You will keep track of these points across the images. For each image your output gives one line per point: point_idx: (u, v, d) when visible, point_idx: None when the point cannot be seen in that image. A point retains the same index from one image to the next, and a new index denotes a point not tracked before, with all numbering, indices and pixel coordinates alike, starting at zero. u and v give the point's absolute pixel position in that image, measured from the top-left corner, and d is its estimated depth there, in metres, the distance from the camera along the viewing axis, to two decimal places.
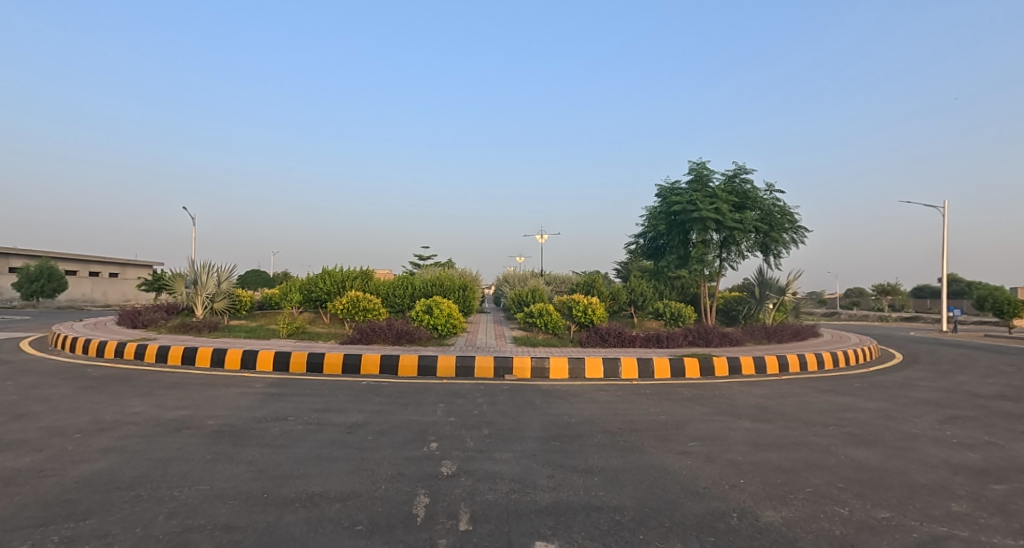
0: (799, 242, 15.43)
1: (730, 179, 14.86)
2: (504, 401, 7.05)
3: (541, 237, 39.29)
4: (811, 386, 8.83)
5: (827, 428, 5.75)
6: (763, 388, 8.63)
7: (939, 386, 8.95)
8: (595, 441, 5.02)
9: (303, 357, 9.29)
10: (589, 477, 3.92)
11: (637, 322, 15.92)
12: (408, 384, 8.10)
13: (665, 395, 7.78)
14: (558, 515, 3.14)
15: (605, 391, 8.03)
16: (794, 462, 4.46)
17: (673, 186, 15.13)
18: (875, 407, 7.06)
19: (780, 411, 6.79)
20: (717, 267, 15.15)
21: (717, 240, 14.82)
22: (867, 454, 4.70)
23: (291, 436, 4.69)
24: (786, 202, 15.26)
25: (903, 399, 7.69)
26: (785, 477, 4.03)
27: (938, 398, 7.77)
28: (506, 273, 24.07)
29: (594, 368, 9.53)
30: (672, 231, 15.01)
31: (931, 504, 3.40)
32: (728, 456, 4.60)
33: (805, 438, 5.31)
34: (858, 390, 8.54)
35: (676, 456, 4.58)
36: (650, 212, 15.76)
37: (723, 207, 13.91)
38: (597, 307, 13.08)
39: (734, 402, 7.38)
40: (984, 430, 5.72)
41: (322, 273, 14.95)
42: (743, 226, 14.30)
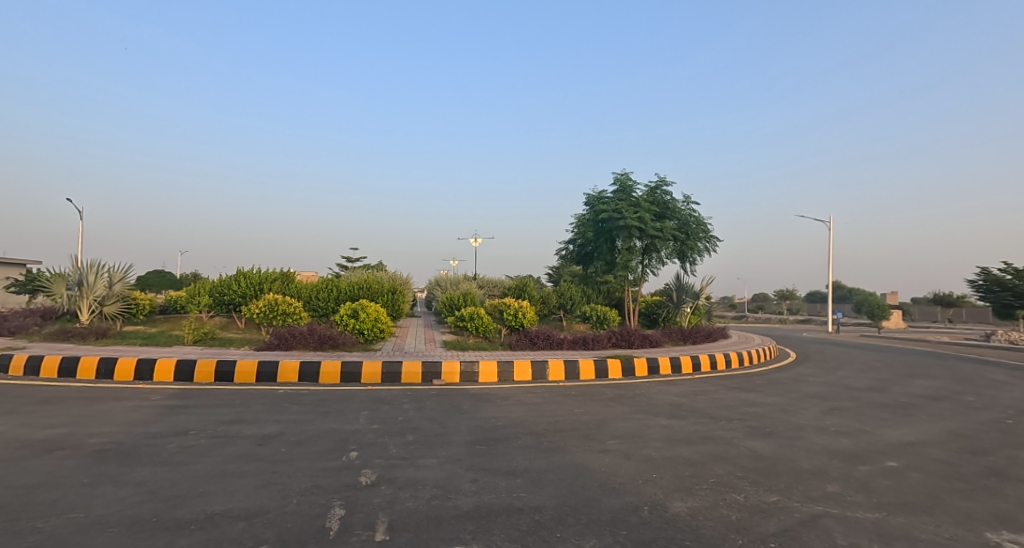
0: (712, 251, 16.57)
1: (652, 190, 15.69)
2: (431, 406, 6.95)
3: (473, 240, 39.15)
4: (720, 384, 9.52)
5: (730, 422, 6.22)
6: (678, 386, 9.19)
7: (824, 380, 10.01)
8: (520, 443, 5.09)
9: (210, 365, 8.62)
10: (512, 478, 3.96)
11: (565, 325, 16.31)
12: (329, 391, 7.77)
13: (590, 396, 8.05)
14: (478, 518, 3.14)
15: (532, 394, 8.15)
16: (701, 454, 4.79)
17: (600, 194, 15.75)
18: (772, 401, 7.74)
19: (692, 407, 7.26)
20: (641, 272, 15.87)
21: (641, 247, 15.52)
22: (763, 444, 5.14)
23: (192, 452, 4.32)
24: (701, 213, 16.32)
25: (794, 393, 8.53)
26: (692, 469, 4.31)
27: (823, 392, 8.69)
28: (438, 276, 23.92)
29: (523, 371, 9.68)
30: (599, 239, 15.58)
31: (812, 486, 3.78)
32: (644, 453, 4.84)
33: (712, 432, 5.71)
34: (758, 386, 9.34)
35: (596, 454, 4.73)
36: (579, 219, 16.26)
37: (646, 216, 14.67)
38: (528, 310, 13.25)
39: (652, 400, 7.78)
40: (859, 419, 6.45)
41: (236, 274, 13.93)
42: (664, 235, 15.13)
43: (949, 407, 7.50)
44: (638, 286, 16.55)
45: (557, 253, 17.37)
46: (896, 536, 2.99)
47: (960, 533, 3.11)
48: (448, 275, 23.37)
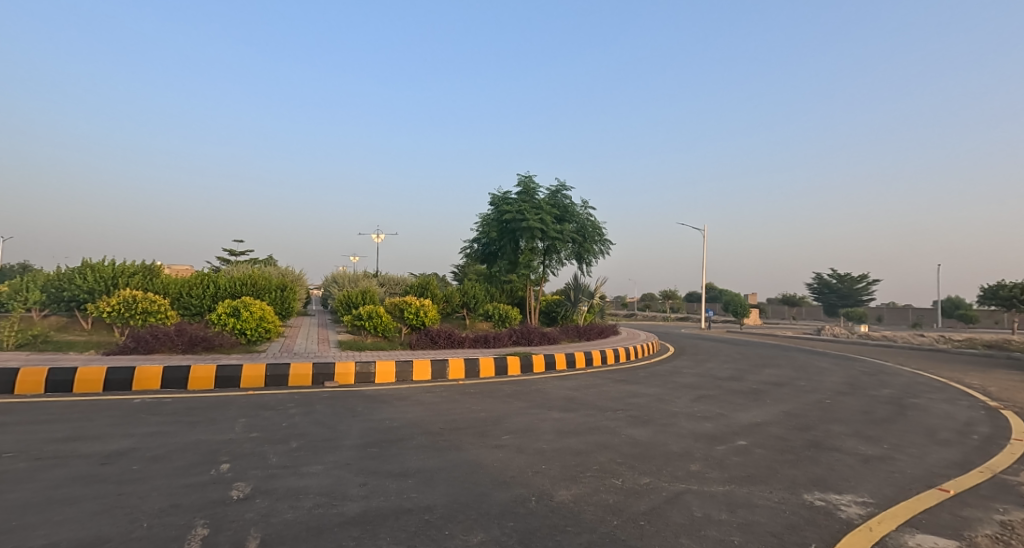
0: (606, 253, 17.56)
1: (553, 194, 16.23)
2: (319, 410, 6.54)
3: (374, 236, 37.57)
4: (608, 377, 10.12)
5: (615, 413, 6.63)
6: (571, 381, 9.61)
7: (696, 372, 11.09)
8: (413, 443, 4.98)
9: (42, 374, 7.33)
10: (402, 480, 3.86)
11: (468, 324, 16.27)
12: (200, 398, 6.99)
13: (487, 393, 8.11)
14: (363, 523, 3.01)
15: (429, 393, 8.02)
16: (587, 444, 5.05)
17: (504, 195, 15.95)
18: (652, 392, 8.40)
19: (583, 400, 7.63)
20: (541, 272, 16.35)
21: (542, 247, 15.98)
22: (641, 431, 5.55)
23: (10, 478, 3.63)
24: (598, 218, 17.21)
25: (671, 384, 9.34)
26: (578, 458, 4.52)
27: (695, 382, 9.62)
28: (335, 272, 22.64)
29: (422, 370, 9.49)
30: (503, 238, 15.78)
31: (679, 466, 4.17)
32: (536, 445, 4.98)
33: (599, 422, 6.04)
34: (642, 378, 10.08)
35: (490, 450, 4.77)
36: (483, 218, 16.34)
37: (547, 218, 15.13)
38: (429, 308, 13.01)
39: (547, 395, 8.04)
40: (721, 405, 7.24)
41: (83, 266, 12.00)
42: (563, 237, 15.72)
43: (790, 392, 8.69)
44: (539, 285, 17.05)
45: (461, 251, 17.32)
46: (741, 505, 3.40)
47: (790, 498, 3.63)
48: (345, 272, 22.20)
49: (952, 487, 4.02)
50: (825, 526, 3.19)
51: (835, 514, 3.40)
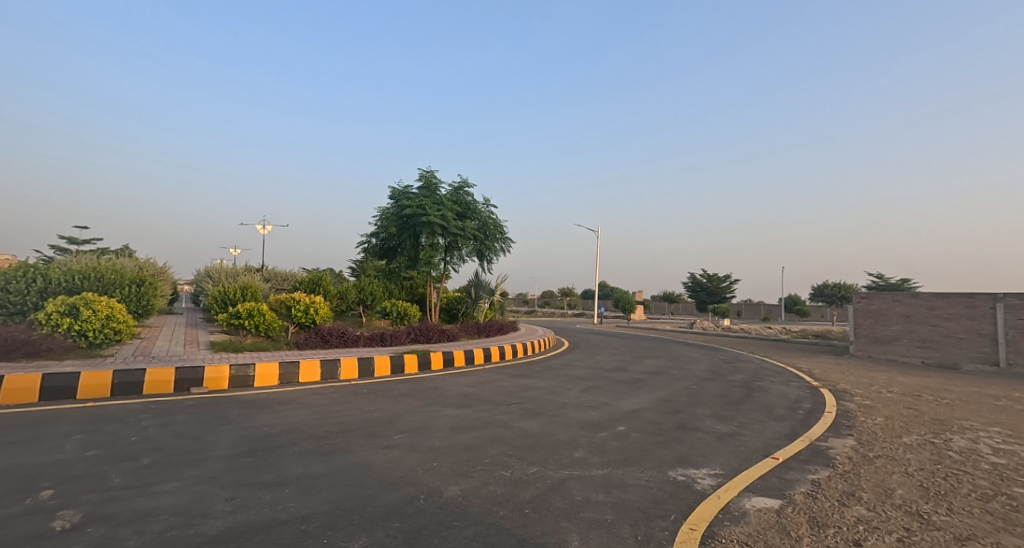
0: (507, 251, 17.90)
1: (455, 190, 16.12)
2: (182, 420, 5.90)
3: (261, 227, 34.55)
4: (505, 372, 10.35)
5: (509, 406, 6.82)
6: (468, 377, 9.67)
7: (586, 364, 11.75)
8: (294, 450, 4.70)
9: None
10: (279, 489, 3.64)
11: (365, 322, 15.63)
12: (26, 414, 5.96)
13: (381, 392, 7.88)
14: (229, 541, 2.80)
15: (317, 395, 7.60)
16: (479, 438, 5.14)
17: (404, 189, 15.54)
18: (545, 385, 8.76)
19: (478, 395, 7.73)
20: (442, 269, 16.21)
21: (443, 244, 15.85)
22: (532, 423, 5.78)
23: None
24: (499, 216, 17.45)
25: (563, 376, 9.81)
26: (469, 453, 4.59)
27: (585, 374, 10.19)
28: (210, 265, 20.46)
29: (310, 371, 8.95)
30: (402, 234, 15.38)
31: (565, 454, 4.41)
32: (428, 443, 4.97)
33: (493, 417, 6.17)
34: (536, 372, 10.46)
35: (379, 451, 4.66)
36: (382, 212, 15.79)
37: (449, 215, 15.02)
38: (321, 306, 12.27)
39: (443, 392, 8.03)
40: (606, 394, 7.77)
41: None
42: (465, 234, 15.71)
43: (666, 380, 9.57)
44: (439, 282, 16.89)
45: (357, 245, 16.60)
46: (616, 486, 3.70)
47: (657, 475, 4.03)
48: (224, 265, 20.18)
49: (781, 455, 4.74)
50: (683, 498, 3.60)
51: (692, 486, 3.85)
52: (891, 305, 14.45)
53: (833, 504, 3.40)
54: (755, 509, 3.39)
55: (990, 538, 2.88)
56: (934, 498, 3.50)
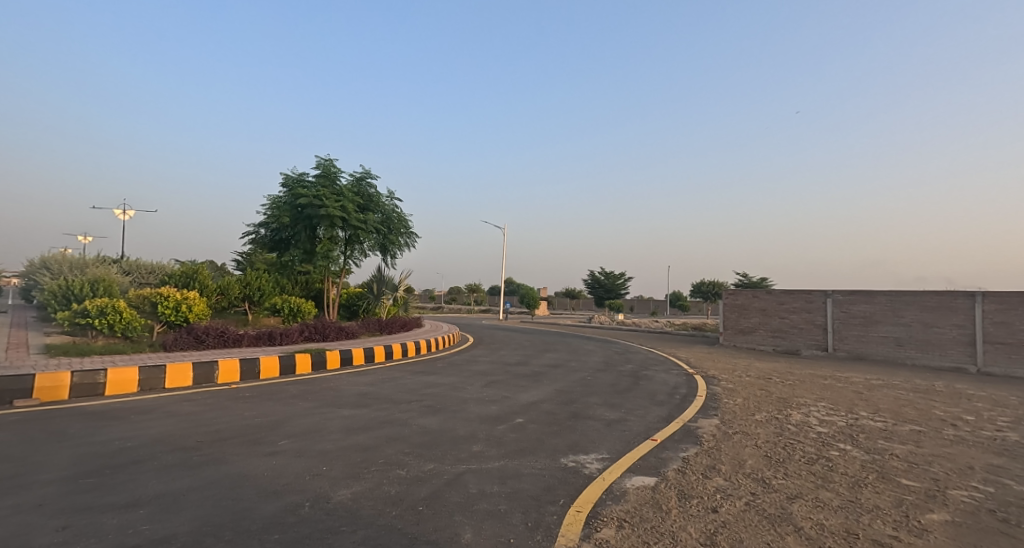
0: (411, 246, 17.55)
1: (356, 180, 15.39)
2: (8, 439, 5.02)
3: (122, 213, 30.34)
4: (406, 370, 10.14)
5: (409, 404, 6.70)
6: (367, 376, 9.34)
7: (489, 359, 11.89)
8: (158, 464, 4.22)
9: None
10: (133, 511, 3.25)
11: (252, 320, 14.36)
12: None
13: (268, 396, 7.33)
14: None
15: (189, 402, 6.89)
16: (375, 438, 5.00)
17: (299, 177, 14.54)
18: (447, 381, 8.72)
19: (377, 394, 7.50)
20: (342, 263, 15.48)
21: (343, 237, 15.12)
22: (431, 420, 5.73)
23: None
24: (404, 210, 17.01)
25: (466, 372, 9.84)
26: (364, 454, 4.45)
27: (488, 369, 10.31)
28: (53, 254, 17.57)
29: (181, 376, 8.07)
30: (297, 225, 14.42)
31: (462, 449, 4.45)
32: (317, 447, 4.73)
33: (391, 415, 6.03)
34: (439, 369, 10.38)
35: (261, 459, 4.34)
36: (273, 201, 14.65)
37: (349, 207, 14.33)
38: (195, 302, 11.09)
39: (338, 392, 7.67)
40: (507, 388, 7.94)
41: None
42: (367, 227, 15.09)
43: (564, 373, 10.00)
44: (339, 276, 16.10)
45: (245, 235, 15.26)
46: (511, 476, 3.81)
47: (550, 463, 4.21)
48: (70, 255, 17.44)
49: (660, 436, 5.20)
50: (572, 482, 3.81)
51: (581, 471, 4.08)
52: (752, 299, 16.41)
53: (699, 478, 3.80)
54: (634, 487, 3.69)
55: (814, 495, 3.42)
56: (775, 465, 4.06)
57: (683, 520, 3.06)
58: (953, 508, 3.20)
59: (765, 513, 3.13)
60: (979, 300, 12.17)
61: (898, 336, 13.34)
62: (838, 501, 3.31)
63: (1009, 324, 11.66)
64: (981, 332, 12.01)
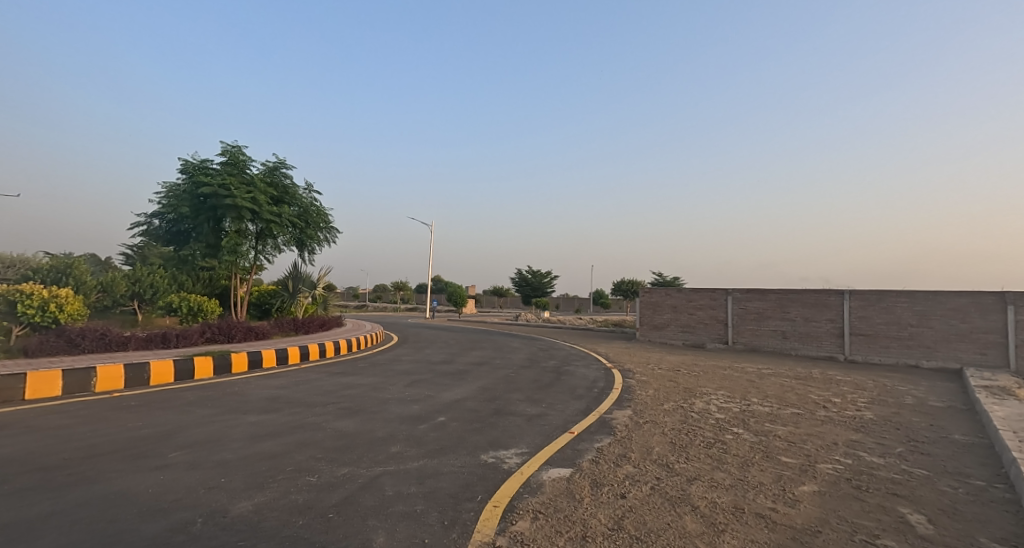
0: (331, 241, 16.77)
1: (269, 170, 14.37)
2: None
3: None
4: (322, 371, 9.65)
5: (324, 407, 6.37)
6: (278, 379, 8.77)
7: (412, 358, 11.63)
8: (14, 488, 3.66)
9: None
10: None
11: (142, 321, 12.87)
12: None
13: (160, 404, 6.64)
14: None
15: (60, 414, 6.07)
16: (284, 445, 4.69)
17: (202, 163, 13.33)
18: (367, 381, 8.41)
19: (288, 398, 7.06)
20: (252, 259, 14.44)
21: (253, 231, 14.12)
22: (348, 422, 5.49)
23: None
24: (322, 203, 16.18)
25: (387, 372, 9.54)
26: (270, 462, 4.16)
27: (410, 368, 10.07)
28: None
29: (48, 385, 7.08)
30: (199, 217, 13.23)
31: (380, 451, 4.29)
32: (216, 457, 4.34)
33: (303, 420, 5.69)
34: (359, 369, 9.98)
35: (146, 474, 3.91)
36: (170, 188, 13.32)
37: (261, 198, 13.39)
38: (67, 302, 9.90)
39: (244, 397, 7.12)
40: (429, 387, 7.80)
41: None
42: (281, 221, 14.20)
43: (487, 370, 10.01)
44: (249, 272, 14.98)
45: (135, 226, 13.75)
46: (429, 476, 3.73)
47: (470, 460, 4.18)
48: None
49: (576, 429, 5.35)
50: (491, 478, 3.80)
51: (500, 466, 4.09)
52: (665, 297, 17.41)
53: (611, 467, 3.94)
54: (550, 479, 3.75)
55: (709, 475, 3.67)
56: (677, 451, 4.32)
57: (593, 508, 3.15)
58: (820, 480, 3.58)
59: (666, 496, 3.30)
60: (846, 297, 13.78)
61: (784, 330, 14.78)
62: (729, 480, 3.58)
63: (870, 318, 13.34)
64: (848, 325, 13.64)
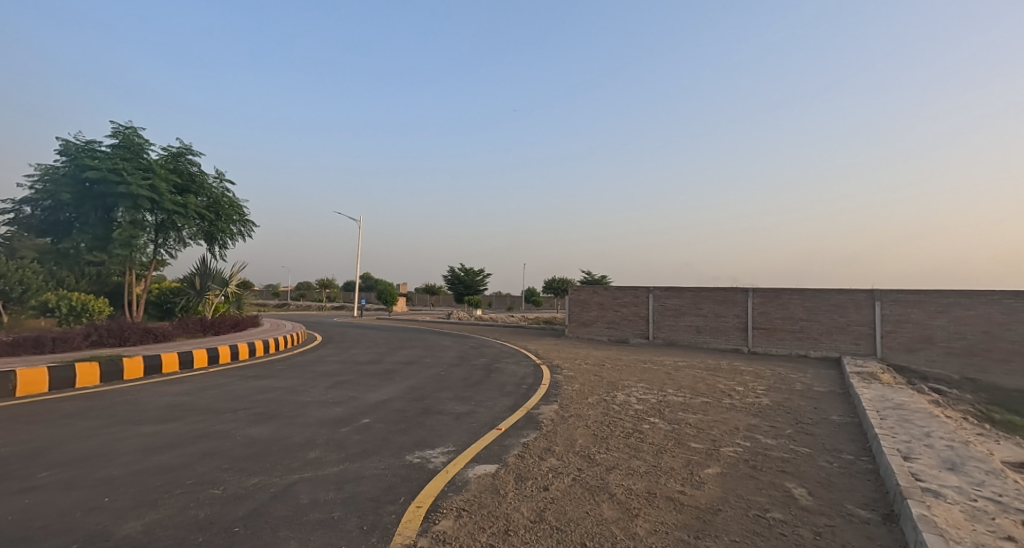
0: (245, 235, 15.76)
1: (171, 156, 13.21)
2: None
3: None
4: (234, 375, 9.05)
5: (234, 413, 5.99)
6: (182, 384, 8.12)
7: (336, 359, 11.21)
8: None
9: None
10: None
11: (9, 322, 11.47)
12: None
13: (34, 417, 5.92)
14: None
15: None
16: (185, 456, 4.36)
17: (87, 144, 11.97)
18: (284, 384, 8.00)
19: (192, 405, 6.56)
20: (151, 253, 13.23)
21: (153, 222, 12.94)
22: (260, 429, 5.20)
23: None
24: (235, 194, 15.15)
25: (308, 373, 9.14)
26: (167, 476, 3.86)
27: (333, 369, 9.71)
28: None
29: None
30: (85, 205, 11.89)
31: (295, 457, 4.12)
32: (101, 475, 3.96)
33: (209, 428, 5.32)
34: (276, 371, 9.47)
35: (12, 499, 3.48)
36: (47, 171, 11.82)
37: (161, 186, 12.28)
38: None
39: (139, 406, 6.52)
40: (354, 388, 7.57)
41: None
42: (186, 211, 13.13)
43: (416, 369, 9.88)
44: (148, 268, 13.69)
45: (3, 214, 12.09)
46: (349, 480, 3.64)
47: (394, 462, 4.13)
48: None
49: (504, 425, 5.44)
50: (414, 479, 3.78)
51: (425, 466, 4.07)
52: (593, 295, 18.05)
53: (535, 461, 4.05)
54: (475, 476, 3.79)
55: (626, 464, 3.89)
56: (599, 442, 4.53)
57: (517, 502, 3.23)
58: (723, 462, 3.91)
59: (587, 486, 3.46)
60: (749, 295, 14.99)
61: (698, 325, 15.83)
62: (644, 467, 3.81)
63: (770, 313, 14.63)
64: (751, 320, 14.86)
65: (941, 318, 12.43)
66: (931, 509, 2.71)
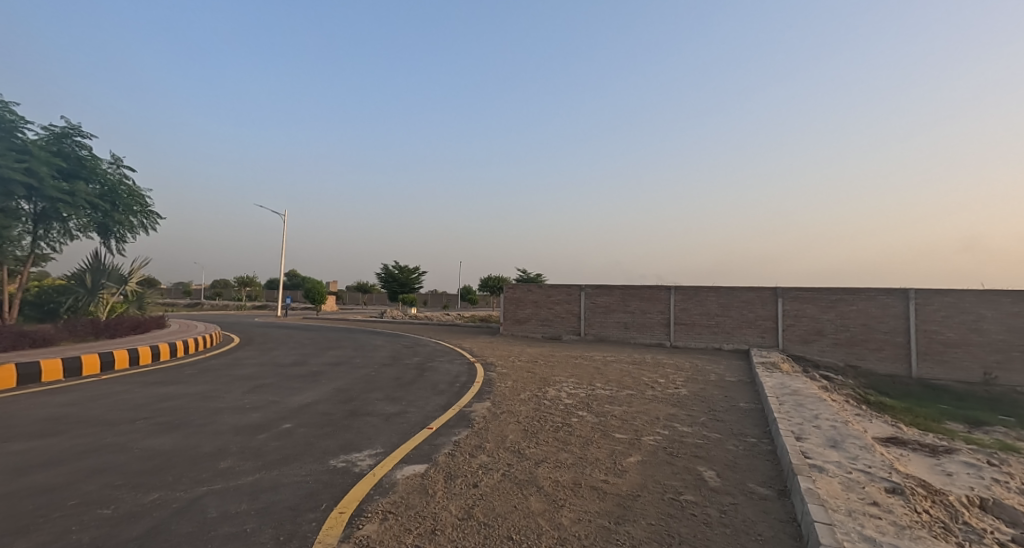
0: (147, 228, 14.48)
1: (55, 136, 11.78)
2: None
3: None
4: (135, 382, 8.29)
5: (132, 424, 5.49)
6: (69, 394, 7.32)
7: (255, 361, 10.59)
8: None
9: None
10: None
11: None
12: None
13: None
14: None
15: None
16: (69, 474, 3.94)
17: None
18: (194, 390, 7.44)
19: (80, 417, 5.92)
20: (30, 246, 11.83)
21: (32, 211, 11.56)
22: (163, 439, 4.81)
23: None
24: (135, 183, 13.86)
25: (223, 378, 8.56)
26: (46, 496, 3.47)
27: (252, 372, 9.17)
28: None
29: None
30: None
31: (204, 468, 3.85)
32: None
33: (101, 441, 4.84)
34: (184, 377, 8.78)
35: None
36: None
37: (43, 172, 10.99)
38: None
39: (13, 420, 5.80)
40: (274, 392, 7.18)
41: None
42: (74, 201, 11.84)
43: (344, 370, 9.55)
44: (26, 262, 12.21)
45: None
46: (265, 490, 3.46)
47: (317, 467, 3.97)
48: None
49: (435, 424, 5.39)
50: (338, 483, 3.66)
51: (351, 470, 3.96)
52: (527, 293, 18.31)
53: (465, 458, 4.06)
54: (404, 477, 3.74)
55: (554, 457, 4.00)
56: (528, 436, 4.62)
57: (445, 500, 3.22)
58: (644, 450, 4.13)
59: (515, 480, 3.52)
60: (672, 293, 15.84)
61: (626, 321, 16.51)
62: (571, 459, 3.94)
63: (690, 309, 15.53)
64: (674, 316, 15.71)
65: (830, 312, 13.81)
66: (815, 483, 3.02)
